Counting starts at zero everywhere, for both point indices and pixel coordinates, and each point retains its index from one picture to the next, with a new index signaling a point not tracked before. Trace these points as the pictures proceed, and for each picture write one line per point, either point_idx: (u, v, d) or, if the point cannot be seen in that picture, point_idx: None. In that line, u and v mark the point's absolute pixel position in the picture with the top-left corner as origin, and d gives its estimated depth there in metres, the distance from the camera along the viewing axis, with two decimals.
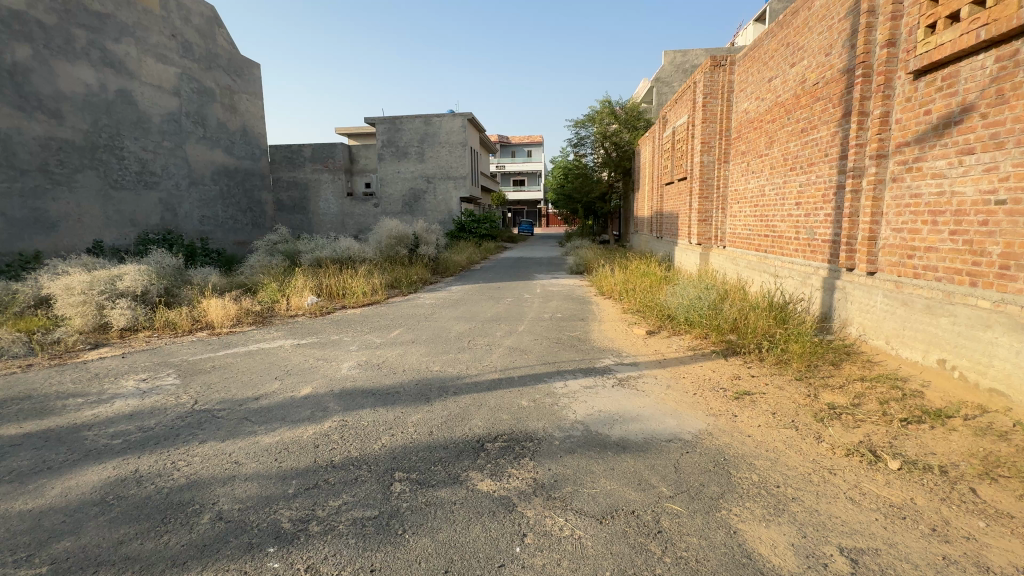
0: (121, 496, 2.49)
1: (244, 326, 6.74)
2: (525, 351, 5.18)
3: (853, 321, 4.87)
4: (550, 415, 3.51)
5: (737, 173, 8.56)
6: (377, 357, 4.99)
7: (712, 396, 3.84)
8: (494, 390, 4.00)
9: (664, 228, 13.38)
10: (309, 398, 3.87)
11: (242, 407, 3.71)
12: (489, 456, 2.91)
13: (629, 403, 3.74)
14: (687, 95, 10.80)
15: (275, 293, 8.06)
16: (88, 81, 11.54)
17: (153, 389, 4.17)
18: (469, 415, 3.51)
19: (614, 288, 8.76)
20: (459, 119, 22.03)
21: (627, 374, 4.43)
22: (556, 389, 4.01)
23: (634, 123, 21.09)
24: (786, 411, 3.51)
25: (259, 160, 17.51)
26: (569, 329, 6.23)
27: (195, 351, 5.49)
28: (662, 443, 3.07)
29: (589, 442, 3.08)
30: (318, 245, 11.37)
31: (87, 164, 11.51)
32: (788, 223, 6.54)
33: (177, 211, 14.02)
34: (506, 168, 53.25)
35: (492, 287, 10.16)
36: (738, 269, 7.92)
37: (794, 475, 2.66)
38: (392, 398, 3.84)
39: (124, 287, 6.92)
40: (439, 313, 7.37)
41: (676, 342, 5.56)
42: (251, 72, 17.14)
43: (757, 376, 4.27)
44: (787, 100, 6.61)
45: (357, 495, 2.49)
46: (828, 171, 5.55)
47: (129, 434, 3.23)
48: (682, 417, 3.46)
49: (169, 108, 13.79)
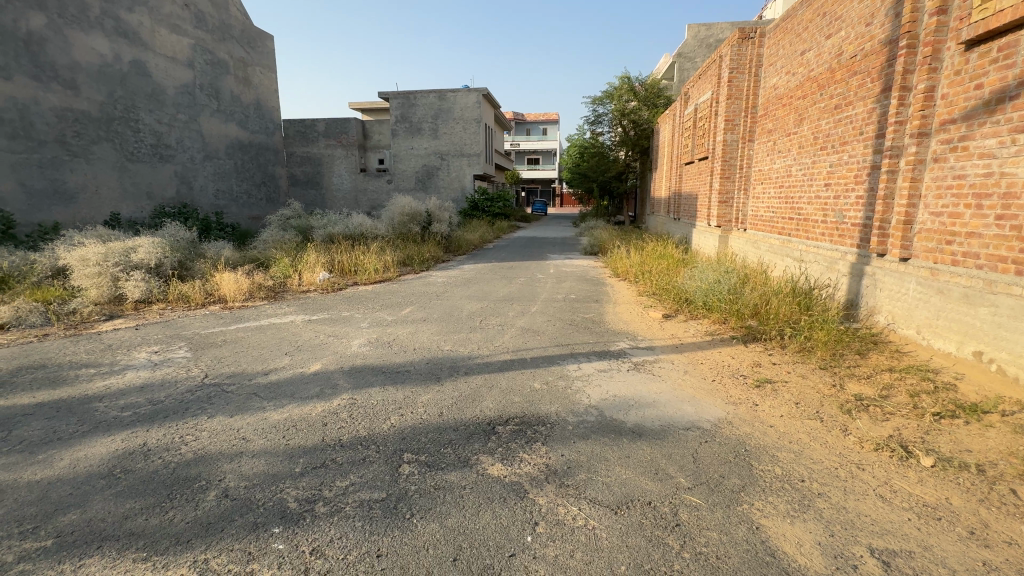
0: (128, 470, 2.46)
1: (256, 301, 6.72)
2: (537, 332, 5.08)
3: (881, 309, 4.68)
4: (564, 399, 3.41)
5: (762, 152, 8.20)
6: (388, 335, 4.92)
7: (732, 384, 3.70)
8: (506, 371, 3.91)
9: (682, 210, 13.05)
10: (318, 374, 3.83)
11: (251, 382, 3.67)
12: (500, 440, 2.82)
13: (644, 388, 3.63)
14: (711, 70, 10.34)
15: (287, 268, 8.02)
16: (103, 52, 11.45)
17: (164, 362, 4.16)
18: (480, 396, 3.43)
19: (630, 270, 8.56)
20: (474, 95, 21.55)
21: (643, 358, 4.31)
22: (569, 372, 3.91)
23: (654, 100, 20.33)
24: (811, 401, 3.36)
25: (273, 135, 17.39)
26: (583, 311, 6.09)
27: (207, 324, 5.49)
28: (680, 431, 2.95)
29: (605, 429, 2.97)
30: (331, 221, 11.29)
31: (103, 136, 11.52)
32: (815, 206, 6.27)
33: (192, 184, 14.04)
34: (521, 146, 52.38)
35: (504, 266, 10.03)
36: (760, 252, 7.65)
37: (819, 469, 2.54)
38: (402, 377, 3.78)
39: (138, 259, 6.92)
40: (450, 292, 7.28)
41: (693, 327, 5.38)
42: (265, 44, 16.88)
43: (779, 364, 4.11)
44: (820, 75, 6.24)
45: (365, 476, 2.42)
46: (862, 150, 5.26)
47: (139, 407, 3.21)
48: (702, 405, 3.33)
49: (183, 80, 13.68)
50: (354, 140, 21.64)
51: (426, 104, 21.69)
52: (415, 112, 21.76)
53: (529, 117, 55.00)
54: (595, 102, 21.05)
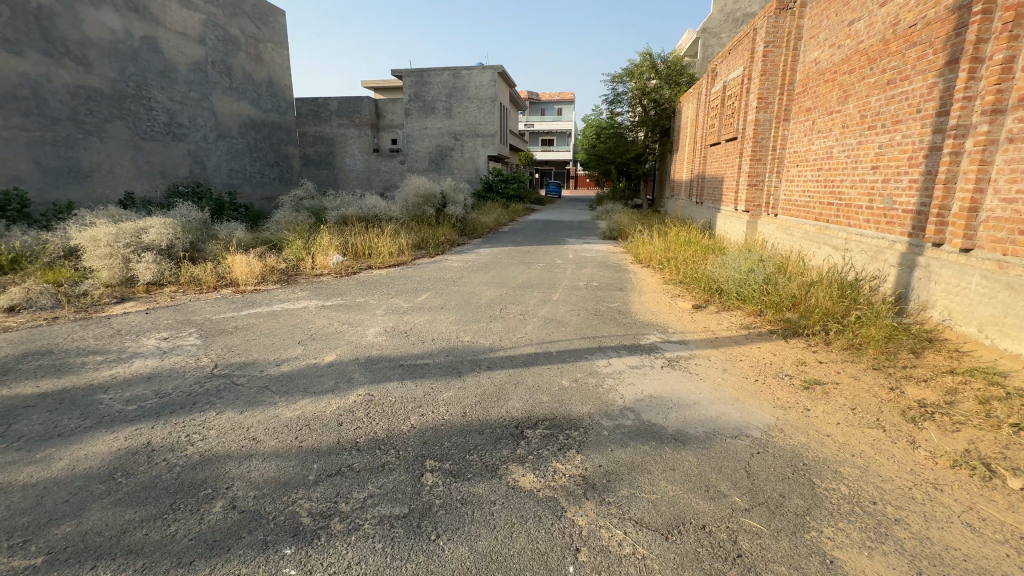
0: (130, 474, 2.27)
1: (269, 284, 6.53)
2: (561, 322, 4.80)
3: (936, 303, 4.32)
4: (596, 398, 3.15)
5: (798, 131, 7.71)
6: (404, 324, 4.69)
7: (777, 385, 3.41)
8: (532, 366, 3.65)
9: (705, 193, 12.56)
10: (333, 366, 3.60)
11: (262, 373, 3.47)
12: (529, 446, 2.57)
13: (683, 388, 3.34)
14: (743, 44, 9.75)
15: (300, 250, 7.83)
16: (114, 27, 11.20)
17: (173, 350, 3.97)
18: (504, 394, 3.19)
19: (653, 256, 8.21)
20: (489, 73, 20.93)
21: (677, 353, 4.01)
22: (599, 368, 3.64)
23: (676, 79, 19.65)
24: (868, 407, 3.06)
25: (285, 114, 17.11)
26: (607, 300, 5.80)
27: (218, 309, 5.32)
28: (727, 440, 2.68)
29: (643, 434, 2.71)
30: (344, 202, 11.03)
31: (116, 114, 11.35)
32: (859, 190, 5.85)
33: (205, 163, 13.89)
34: (535, 126, 51.36)
35: (521, 251, 9.72)
36: (794, 240, 7.24)
37: (891, 489, 2.27)
38: (421, 370, 3.54)
39: (149, 240, 6.72)
40: (467, 278, 7.02)
41: (727, 319, 5.07)
42: (276, 19, 16.47)
43: (826, 363, 3.79)
44: (871, 47, 5.76)
45: (385, 486, 2.21)
46: (919, 129, 4.82)
47: (145, 401, 3.03)
48: (748, 409, 3.04)
49: (195, 57, 13.40)
50: (367, 119, 21.26)
51: (440, 82, 21.15)
52: (429, 91, 21.24)
53: (544, 96, 53.81)
54: (614, 80, 20.31)
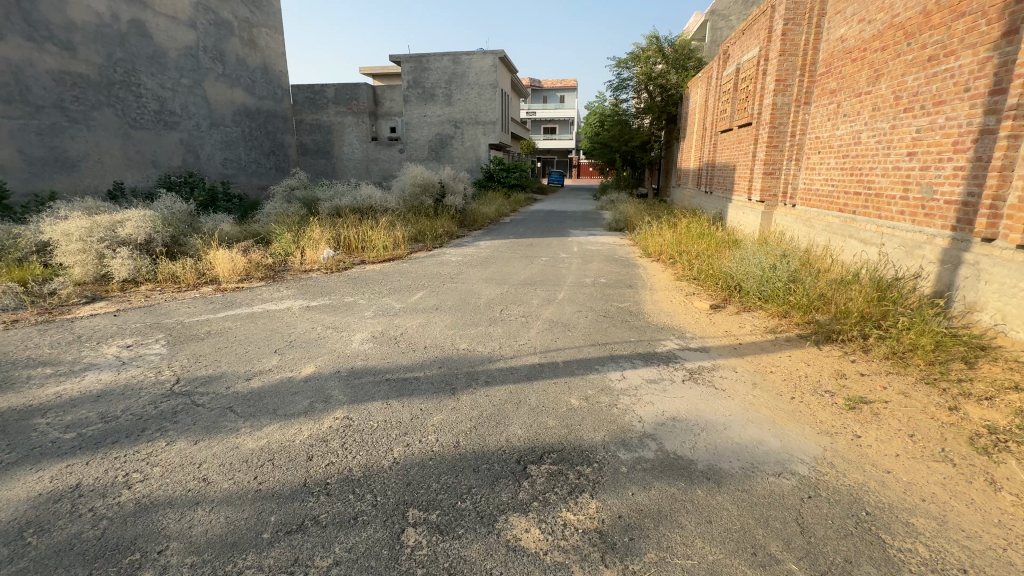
0: (44, 531, 1.85)
1: (253, 282, 6.08)
2: (568, 326, 4.36)
3: (986, 306, 3.87)
4: (610, 423, 2.71)
5: (820, 115, 7.19)
6: (395, 328, 4.24)
7: (818, 404, 2.96)
8: (536, 381, 3.20)
9: (716, 182, 12.02)
10: (310, 382, 3.17)
11: (227, 391, 3.03)
12: (533, 490, 2.14)
13: (710, 408, 2.90)
14: (760, 23, 9.17)
15: (289, 244, 7.38)
16: (99, 10, 10.65)
17: (134, 361, 3.54)
18: (504, 417, 2.75)
19: (664, 250, 7.75)
20: (490, 58, 20.24)
21: (699, 364, 3.57)
22: (612, 384, 3.19)
23: (683, 62, 18.86)
24: (927, 433, 2.62)
25: (282, 101, 16.55)
26: (616, 299, 5.34)
27: (194, 311, 4.88)
28: (770, 478, 2.24)
29: (670, 469, 2.28)
30: (338, 193, 10.53)
31: (104, 101, 10.85)
32: (892, 179, 5.37)
33: (198, 152, 13.40)
34: (537, 114, 50.38)
35: (523, 244, 9.25)
36: (816, 233, 6.76)
37: (981, 551, 1.83)
38: (409, 387, 3.10)
39: (125, 235, 6.30)
40: (466, 274, 6.57)
41: (749, 321, 4.62)
42: (270, 2, 15.82)
43: (869, 376, 3.35)
44: (908, 21, 5.23)
45: (355, 549, 1.78)
46: (968, 110, 4.33)
47: (87, 427, 2.61)
48: (789, 435, 2.60)
49: (185, 41, 12.83)
50: (364, 107, 20.66)
51: (439, 68, 20.48)
52: (428, 77, 20.58)
53: (546, 83, 52.71)
54: (619, 65, 19.63)
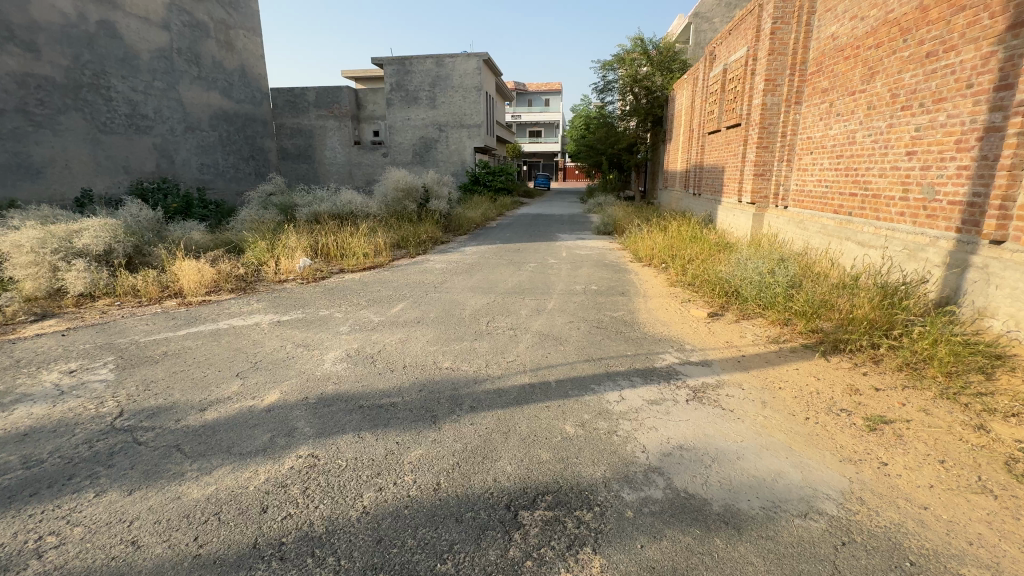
0: None
1: (222, 294, 5.68)
2: (559, 339, 4.06)
3: (997, 311, 3.67)
4: (610, 455, 2.40)
5: (812, 115, 7.05)
6: (372, 345, 3.90)
7: (835, 426, 2.71)
8: (526, 406, 2.89)
9: (704, 184, 11.89)
10: (273, 411, 2.82)
11: (176, 426, 2.66)
12: (526, 545, 1.82)
13: (718, 432, 2.62)
14: (747, 23, 9.02)
15: (263, 253, 6.97)
16: (65, 10, 10.12)
17: (74, 390, 3.14)
18: (491, 450, 2.43)
19: (656, 254, 7.51)
20: (475, 60, 19.97)
21: (702, 381, 3.29)
22: (610, 407, 2.89)
23: (669, 65, 18.62)
24: (960, 460, 2.37)
25: (260, 105, 16.07)
26: (608, 308, 5.06)
27: (152, 329, 4.46)
28: (797, 520, 1.96)
29: (682, 513, 1.98)
30: (317, 198, 10.11)
31: (71, 105, 10.31)
32: (890, 179, 5.21)
33: (173, 157, 12.87)
34: (522, 117, 50.18)
35: (510, 249, 8.97)
36: (811, 235, 6.59)
37: None
38: (385, 416, 2.77)
39: (82, 245, 5.85)
40: (450, 282, 6.25)
41: (750, 331, 4.37)
42: (248, 4, 15.35)
43: (884, 391, 3.11)
44: (903, 16, 5.07)
45: None
46: (971, 107, 4.16)
47: (6, 475, 2.23)
48: (810, 465, 2.33)
49: (159, 43, 12.30)
50: (346, 111, 20.22)
51: (423, 71, 20.14)
52: (411, 80, 20.23)
53: (530, 86, 52.50)
54: (605, 66, 19.51)
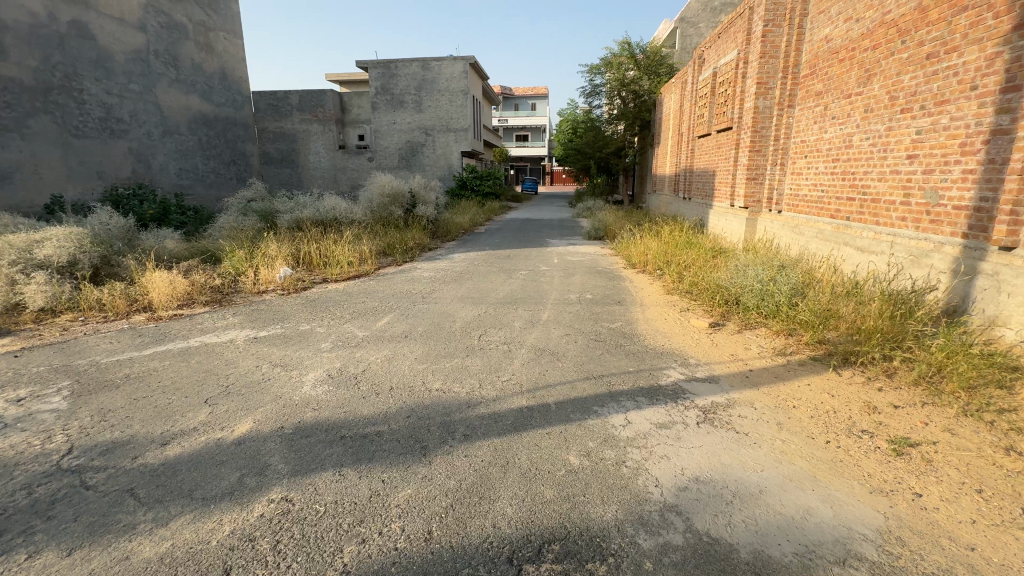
0: None
1: (195, 308, 5.33)
2: (556, 354, 3.83)
3: (1010, 320, 3.53)
4: (621, 491, 2.17)
5: (806, 118, 6.95)
6: (356, 364, 3.62)
7: (859, 450, 2.51)
8: (525, 433, 2.64)
9: (694, 188, 11.80)
10: (244, 445, 2.53)
11: (132, 465, 2.36)
12: None
13: (736, 461, 2.40)
14: (737, 26, 8.96)
15: (241, 262, 6.62)
16: (34, 10, 9.67)
17: (19, 423, 2.80)
18: (490, 488, 2.18)
19: (650, 260, 7.33)
20: (461, 64, 19.76)
21: (712, 400, 3.07)
22: (616, 433, 2.65)
23: (656, 69, 18.56)
24: (998, 489, 2.18)
25: (241, 109, 15.64)
26: (606, 319, 4.84)
27: (116, 348, 4.11)
28: (836, 569, 1.74)
29: (707, 563, 1.75)
30: (299, 204, 9.76)
31: (40, 108, 9.85)
32: (889, 183, 5.09)
33: (150, 162, 12.39)
34: (509, 122, 50.11)
35: (500, 256, 8.71)
36: (808, 240, 6.47)
37: None
38: (369, 448, 2.49)
39: (43, 257, 5.45)
40: (439, 292, 5.99)
41: (755, 342, 4.18)
42: (228, 5, 14.94)
43: (903, 409, 2.93)
44: (901, 17, 4.98)
45: None
46: (976, 109, 4.06)
47: None
48: (839, 499, 2.13)
49: (135, 45, 11.85)
50: (331, 114, 19.83)
51: (408, 74, 19.86)
52: (397, 84, 19.93)
53: (517, 90, 52.49)
54: (592, 70, 19.46)
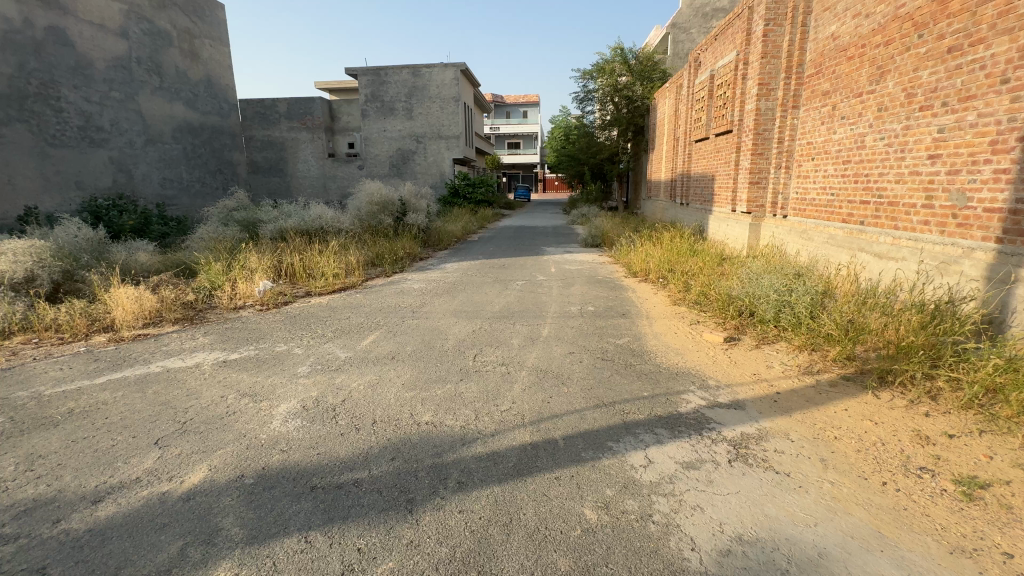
0: None
1: (163, 327, 4.88)
2: (560, 377, 3.43)
3: None
4: (650, 559, 1.77)
5: (812, 118, 6.67)
6: (335, 394, 3.18)
7: (923, 495, 2.13)
8: (530, 479, 2.24)
9: (692, 193, 11.53)
10: (194, 503, 2.09)
11: (52, 535, 1.91)
12: None
13: (784, 514, 2.00)
14: (735, 27, 8.72)
15: (217, 276, 6.17)
16: (8, 15, 9.21)
17: None
18: (492, 559, 1.77)
19: (652, 269, 6.98)
20: (452, 70, 19.48)
21: (742, 432, 2.68)
22: (637, 477, 2.26)
23: (649, 74, 18.52)
24: None
25: (227, 117, 15.21)
26: (612, 334, 4.45)
27: (65, 376, 3.64)
28: None
29: None
30: (284, 213, 9.34)
31: (14, 116, 9.36)
32: (909, 184, 4.77)
33: (132, 172, 11.89)
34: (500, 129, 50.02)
35: (495, 265, 8.33)
36: (819, 246, 6.14)
37: None
38: (346, 504, 2.07)
39: None
40: (431, 305, 5.59)
41: (776, 359, 3.82)
42: (214, 12, 14.55)
43: (962, 439, 2.56)
44: (917, 10, 4.70)
45: None
46: (1008, 104, 3.76)
47: None
48: (918, 564, 1.74)
49: (117, 52, 11.39)
50: (320, 122, 19.43)
51: (398, 81, 19.54)
52: (387, 91, 19.61)
53: (507, 99, 52.55)
54: (584, 76, 19.23)
